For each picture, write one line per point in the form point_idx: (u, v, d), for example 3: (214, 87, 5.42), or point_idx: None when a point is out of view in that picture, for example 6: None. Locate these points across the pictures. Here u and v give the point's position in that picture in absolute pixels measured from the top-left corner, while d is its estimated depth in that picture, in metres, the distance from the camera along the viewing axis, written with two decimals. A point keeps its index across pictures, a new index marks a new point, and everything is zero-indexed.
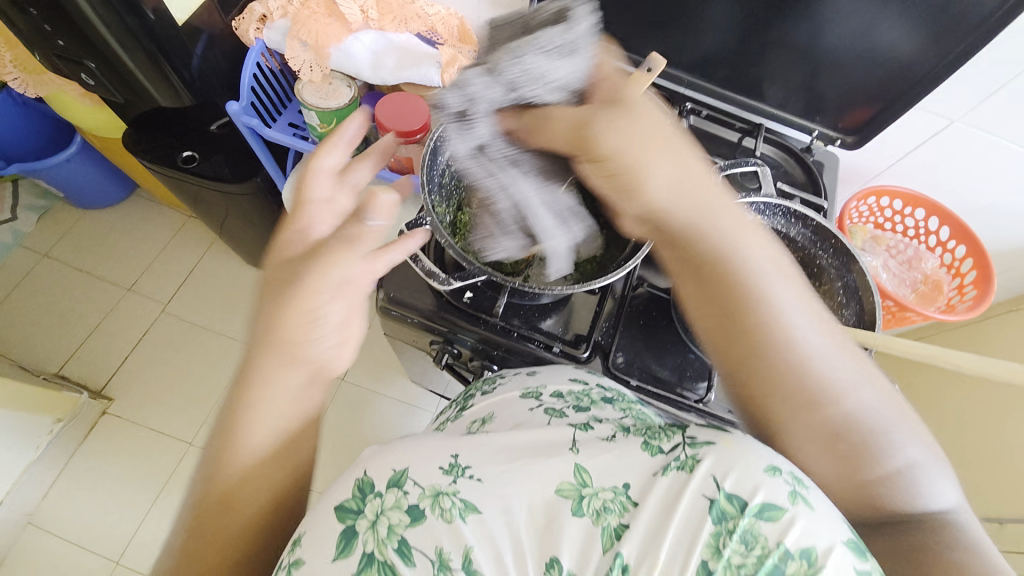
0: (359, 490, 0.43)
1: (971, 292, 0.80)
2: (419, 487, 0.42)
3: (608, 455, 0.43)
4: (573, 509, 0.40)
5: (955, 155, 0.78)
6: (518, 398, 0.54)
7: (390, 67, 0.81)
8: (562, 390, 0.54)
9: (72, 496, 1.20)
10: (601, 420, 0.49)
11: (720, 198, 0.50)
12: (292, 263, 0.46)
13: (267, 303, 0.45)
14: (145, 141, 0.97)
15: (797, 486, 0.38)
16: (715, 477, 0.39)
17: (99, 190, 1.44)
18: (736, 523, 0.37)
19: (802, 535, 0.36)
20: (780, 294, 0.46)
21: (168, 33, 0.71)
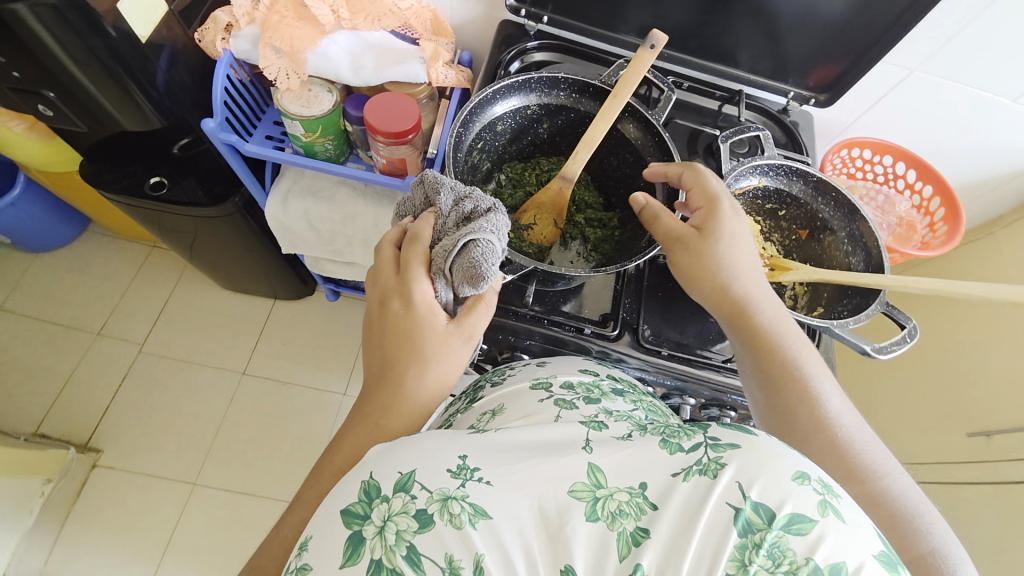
0: (365, 493, 0.37)
1: (942, 228, 0.87)
2: (427, 491, 0.36)
3: (622, 453, 0.37)
4: (587, 513, 0.35)
5: (915, 103, 0.84)
6: (527, 389, 0.52)
7: (372, 68, 0.78)
8: (572, 382, 0.52)
9: (74, 558, 1.12)
10: (612, 412, 0.46)
11: (754, 264, 0.53)
12: (409, 312, 0.47)
13: (394, 337, 0.47)
14: (106, 170, 0.90)
15: (826, 498, 0.33)
16: (742, 485, 0.34)
17: (50, 231, 1.34)
18: (763, 535, 0.33)
19: (834, 549, 0.31)
20: (816, 370, 0.48)
21: (132, 50, 0.67)
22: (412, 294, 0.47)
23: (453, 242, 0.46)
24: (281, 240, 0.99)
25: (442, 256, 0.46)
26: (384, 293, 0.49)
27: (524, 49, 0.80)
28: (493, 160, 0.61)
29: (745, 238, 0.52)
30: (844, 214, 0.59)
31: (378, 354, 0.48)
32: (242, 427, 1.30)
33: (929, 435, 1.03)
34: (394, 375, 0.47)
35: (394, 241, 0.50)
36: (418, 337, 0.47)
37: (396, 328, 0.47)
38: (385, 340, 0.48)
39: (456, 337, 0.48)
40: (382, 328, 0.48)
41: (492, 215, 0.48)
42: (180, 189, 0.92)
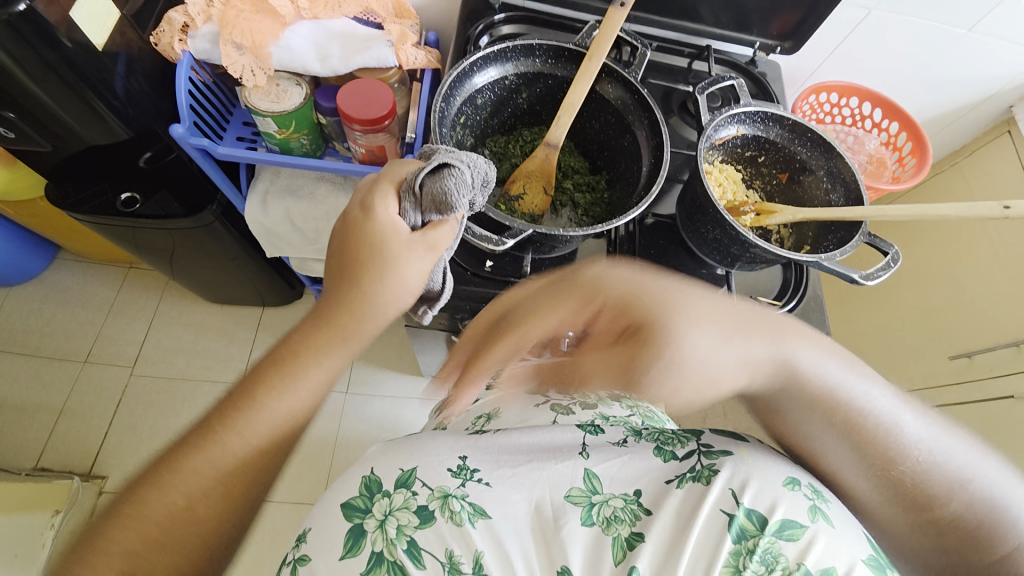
0: (365, 489, 0.42)
1: (910, 161, 0.90)
2: (427, 488, 0.41)
3: (618, 460, 0.44)
4: (583, 518, 0.41)
5: (877, 42, 0.86)
6: (526, 395, 0.57)
7: (339, 57, 0.77)
8: (568, 389, 0.58)
9: None
10: (608, 418, 0.52)
11: (756, 334, 0.45)
12: (365, 217, 0.47)
13: (346, 235, 0.47)
14: (72, 191, 0.87)
15: (813, 503, 0.40)
16: (734, 492, 0.41)
17: (19, 263, 1.29)
18: (757, 541, 0.38)
19: (823, 555, 0.37)
20: (857, 386, 0.44)
21: (90, 60, 0.65)
22: (374, 203, 0.48)
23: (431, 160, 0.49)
24: (264, 243, 0.97)
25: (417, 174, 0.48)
26: (351, 203, 0.49)
27: (491, 22, 0.79)
28: (475, 135, 0.61)
29: (733, 325, 0.45)
30: (820, 152, 0.61)
31: (337, 257, 0.48)
32: None
33: (915, 362, 1.08)
34: (352, 275, 0.47)
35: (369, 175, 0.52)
36: (377, 239, 0.47)
37: (354, 231, 0.47)
38: (342, 241, 0.48)
39: (407, 254, 0.48)
40: (342, 235, 0.48)
41: (467, 156, 0.52)
42: (154, 203, 0.89)
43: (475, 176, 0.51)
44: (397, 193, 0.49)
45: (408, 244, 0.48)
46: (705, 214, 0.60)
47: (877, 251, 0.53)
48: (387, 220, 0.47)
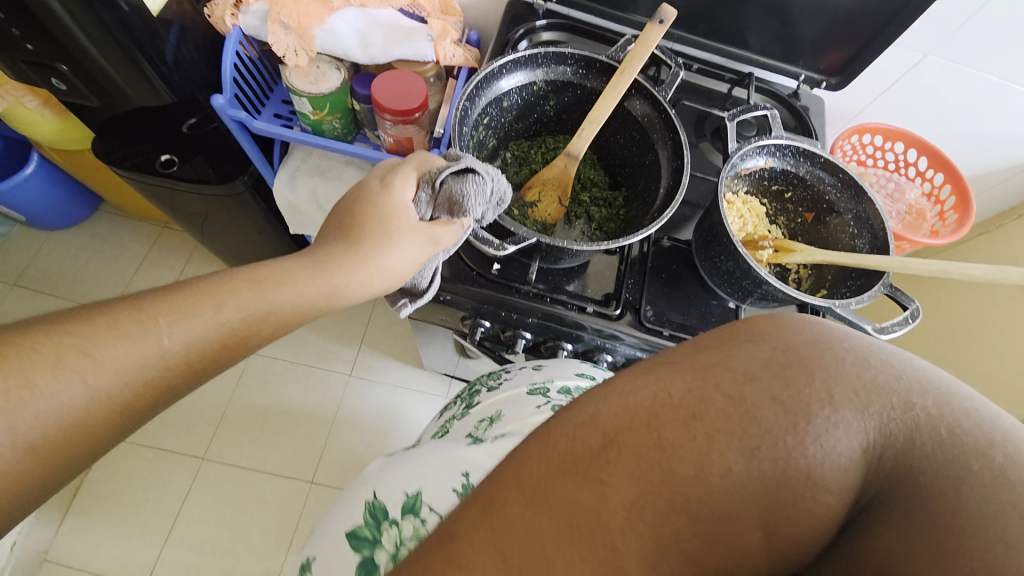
0: (371, 517, 0.48)
1: (952, 216, 0.86)
2: (433, 513, 0.46)
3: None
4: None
5: (929, 88, 0.83)
6: (526, 395, 0.56)
7: (379, 46, 0.78)
8: (570, 387, 0.57)
9: (86, 528, 1.15)
10: None
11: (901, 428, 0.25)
12: (380, 192, 0.49)
13: (359, 201, 0.48)
14: (117, 148, 0.91)
15: None
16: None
17: (63, 210, 1.36)
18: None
19: None
20: None
21: (144, 26, 0.68)
22: (395, 180, 0.50)
23: (455, 160, 0.50)
24: (289, 220, 1.00)
25: (438, 171, 0.50)
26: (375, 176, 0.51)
27: (532, 28, 0.80)
28: (498, 137, 0.62)
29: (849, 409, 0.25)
30: (851, 195, 0.59)
31: (341, 219, 0.48)
32: (249, 405, 1.32)
33: None
34: (356, 231, 0.46)
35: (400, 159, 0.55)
36: (388, 209, 0.48)
37: (368, 197, 0.48)
38: (354, 203, 0.48)
39: (412, 235, 0.48)
40: (356, 198, 0.49)
41: (490, 168, 0.53)
42: (189, 167, 0.93)
43: (493, 189, 0.52)
44: (419, 180, 0.51)
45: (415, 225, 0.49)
46: (719, 243, 0.59)
47: (896, 303, 0.51)
48: (401, 200, 0.49)
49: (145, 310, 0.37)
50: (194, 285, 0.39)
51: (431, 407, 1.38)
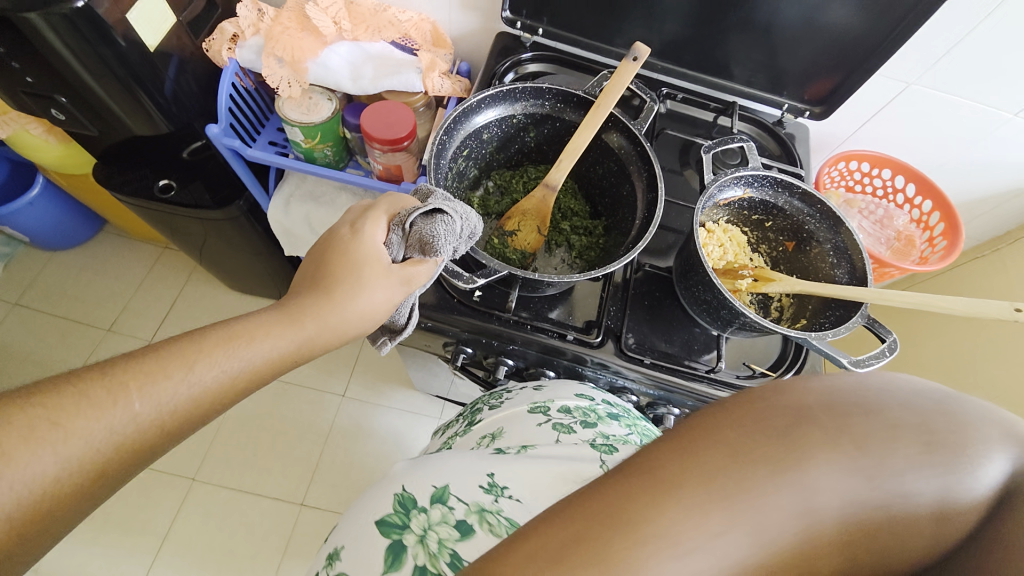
0: (400, 505, 0.43)
1: (941, 242, 0.86)
2: (463, 503, 0.42)
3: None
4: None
5: (913, 116, 0.83)
6: (527, 412, 0.55)
7: (370, 77, 0.81)
8: (569, 406, 0.55)
9: (72, 549, 1.15)
10: (609, 437, 0.50)
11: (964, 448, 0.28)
12: (349, 242, 0.49)
13: (331, 250, 0.49)
14: (117, 174, 0.94)
15: None
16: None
17: (67, 231, 1.39)
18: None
19: None
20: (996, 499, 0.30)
21: (141, 60, 0.70)
22: (365, 227, 0.49)
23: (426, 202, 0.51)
24: (284, 242, 1.01)
25: (409, 213, 0.50)
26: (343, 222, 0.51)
27: (519, 60, 0.82)
28: (479, 167, 0.63)
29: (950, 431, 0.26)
30: (829, 225, 0.59)
31: (313, 268, 0.48)
32: (243, 427, 1.32)
33: None
34: (326, 280, 0.46)
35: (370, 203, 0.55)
36: (358, 258, 0.48)
37: (339, 246, 0.48)
38: (325, 251, 0.48)
39: (383, 281, 0.48)
40: (327, 246, 0.49)
41: (459, 208, 0.53)
42: (187, 192, 0.95)
43: (462, 227, 0.52)
44: (389, 223, 0.51)
45: (385, 273, 0.48)
46: (697, 274, 0.59)
47: (873, 335, 0.50)
48: (373, 248, 0.49)
49: (119, 371, 0.37)
50: (170, 342, 0.39)
51: (424, 429, 1.36)
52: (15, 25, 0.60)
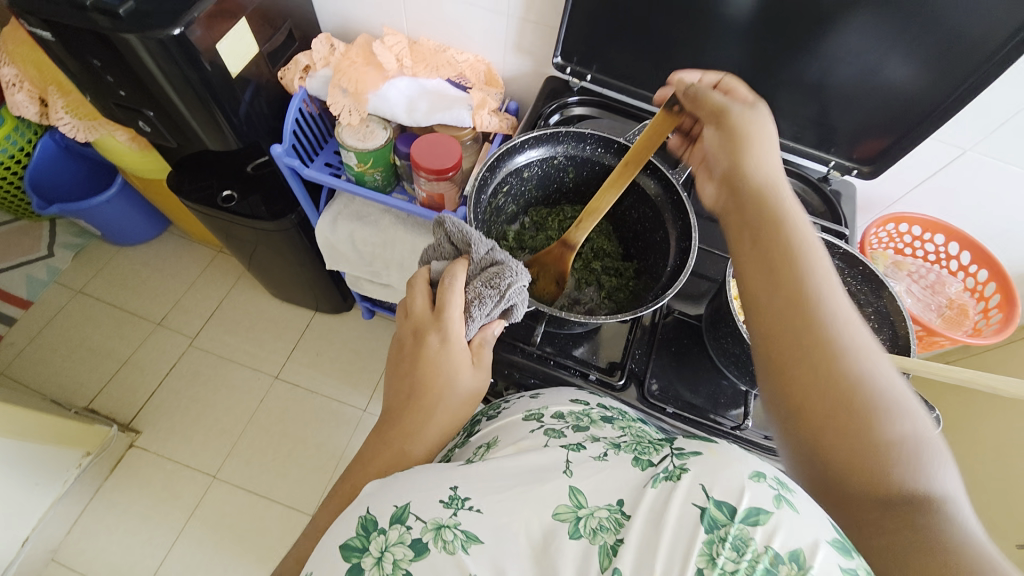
0: (362, 527, 0.38)
1: (996, 315, 0.81)
2: (421, 520, 0.37)
3: (600, 474, 0.39)
4: (571, 531, 0.35)
5: (971, 182, 0.80)
6: (521, 420, 0.51)
7: (423, 111, 0.86)
8: (563, 411, 0.52)
9: (97, 532, 1.20)
10: (599, 439, 0.45)
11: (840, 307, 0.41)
12: (434, 358, 0.48)
13: (418, 365, 0.49)
14: (187, 182, 1.03)
15: (781, 491, 0.34)
16: (704, 485, 0.35)
17: (135, 228, 1.51)
18: (728, 530, 0.32)
19: (790, 538, 0.31)
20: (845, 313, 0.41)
21: (222, 83, 0.78)
22: (449, 330, 0.48)
23: (494, 288, 0.48)
24: (326, 257, 1.06)
25: (479, 304, 0.49)
26: (417, 322, 0.50)
27: (565, 103, 0.86)
28: (517, 203, 0.65)
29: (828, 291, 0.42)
30: (871, 288, 0.57)
31: (406, 381, 0.49)
32: (266, 429, 1.36)
33: None
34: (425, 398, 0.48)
35: (426, 279, 0.52)
36: (449, 370, 0.48)
37: (430, 359, 0.48)
38: (417, 367, 0.49)
39: (470, 384, 0.49)
40: (416, 358, 0.49)
41: (520, 271, 0.50)
42: (246, 203, 1.03)
43: (512, 281, 0.50)
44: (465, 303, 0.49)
45: (470, 379, 0.49)
46: (726, 326, 0.59)
47: None
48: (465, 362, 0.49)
49: None
50: None
51: None
52: (114, 44, 0.68)
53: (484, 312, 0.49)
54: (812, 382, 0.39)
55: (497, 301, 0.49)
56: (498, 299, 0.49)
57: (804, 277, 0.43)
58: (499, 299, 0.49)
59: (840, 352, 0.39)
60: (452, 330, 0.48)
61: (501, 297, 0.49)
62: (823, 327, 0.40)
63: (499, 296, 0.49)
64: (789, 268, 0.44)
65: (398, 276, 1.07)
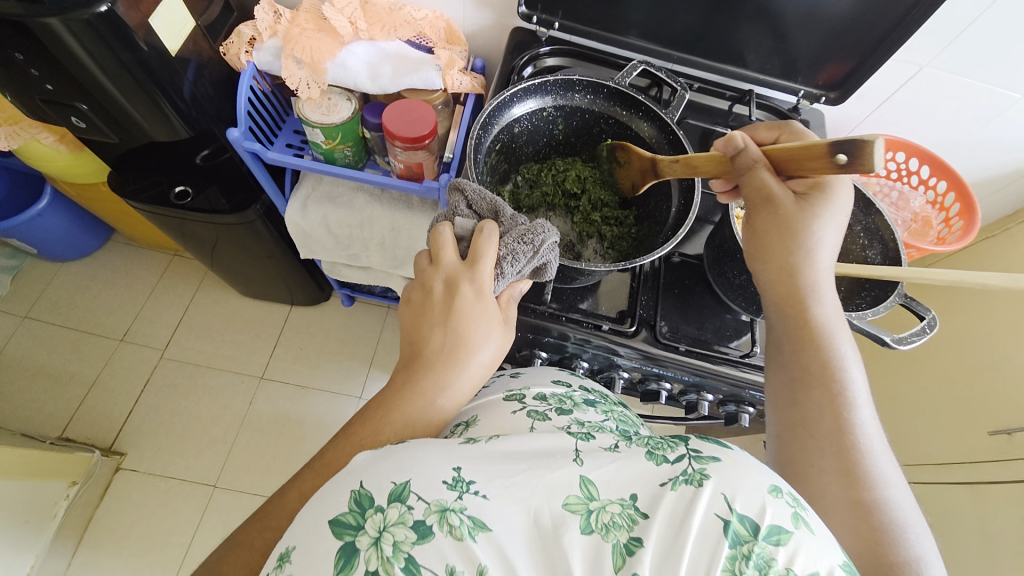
0: (356, 504, 0.36)
1: (957, 223, 0.87)
2: (424, 501, 0.36)
3: (611, 464, 0.39)
4: (582, 526, 0.36)
5: (926, 99, 0.84)
6: (502, 400, 0.53)
7: (389, 76, 0.81)
8: (545, 394, 0.54)
9: (98, 561, 1.15)
10: (584, 423, 0.48)
11: (853, 394, 0.48)
12: (472, 309, 0.45)
13: (450, 315, 0.45)
14: (132, 182, 0.94)
15: (797, 509, 0.36)
16: (727, 497, 0.36)
17: (76, 241, 1.38)
18: (750, 548, 0.34)
19: (807, 560, 0.34)
20: (857, 398, 0.48)
21: (162, 65, 0.70)
22: (484, 283, 0.46)
23: (528, 244, 0.48)
24: (299, 245, 1.01)
25: (512, 260, 0.47)
26: (447, 272, 0.47)
27: (537, 54, 0.82)
28: (510, 161, 0.64)
29: (845, 378, 0.48)
30: (859, 207, 0.60)
31: (435, 333, 0.45)
32: (260, 431, 1.32)
33: (948, 432, 1.00)
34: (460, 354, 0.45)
35: (454, 230, 0.48)
36: (483, 324, 0.46)
37: (463, 309, 0.45)
38: (450, 318, 0.45)
39: (501, 342, 0.47)
40: (447, 310, 0.45)
41: (550, 228, 0.50)
42: (203, 198, 0.95)
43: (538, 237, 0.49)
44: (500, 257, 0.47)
45: (500, 337, 0.47)
46: (733, 259, 0.62)
47: (912, 313, 0.51)
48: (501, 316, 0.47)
49: None
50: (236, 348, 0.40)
51: None
52: (33, 32, 0.60)
53: (521, 264, 0.48)
54: (814, 455, 0.46)
55: (529, 254, 0.48)
56: (534, 250, 0.48)
57: (826, 359, 0.49)
58: (530, 252, 0.48)
59: (846, 430, 0.46)
60: (488, 284, 0.46)
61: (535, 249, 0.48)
62: (836, 406, 0.47)
63: (532, 247, 0.48)
64: (814, 348, 0.50)
65: (380, 257, 1.03)
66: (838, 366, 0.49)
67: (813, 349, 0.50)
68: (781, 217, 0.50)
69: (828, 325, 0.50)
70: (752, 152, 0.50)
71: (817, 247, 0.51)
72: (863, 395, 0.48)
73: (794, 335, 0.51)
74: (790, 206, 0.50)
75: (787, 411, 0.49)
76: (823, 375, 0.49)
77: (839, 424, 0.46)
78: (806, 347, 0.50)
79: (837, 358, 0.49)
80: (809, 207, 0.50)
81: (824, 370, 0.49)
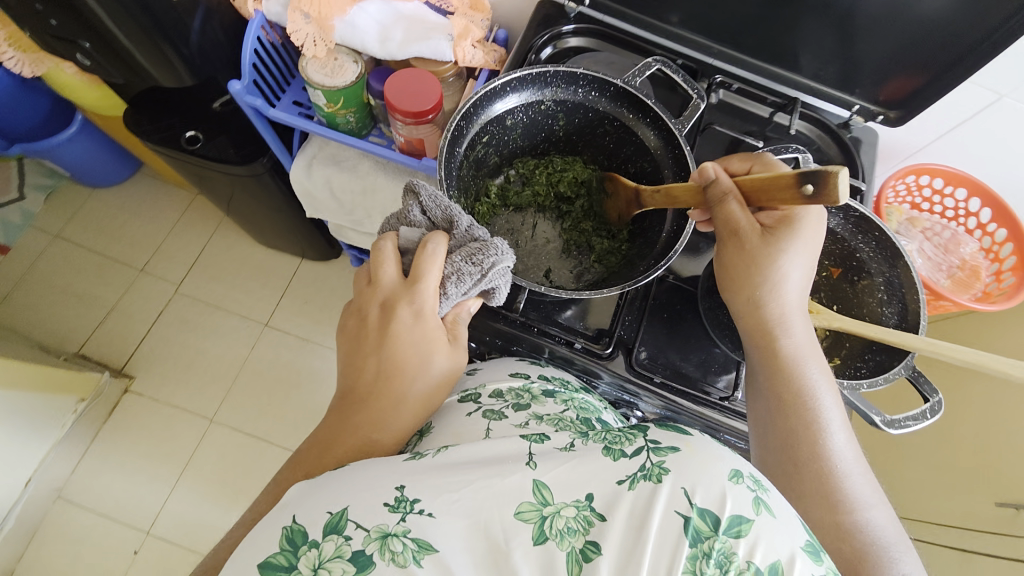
0: (288, 541, 0.34)
1: (1009, 279, 0.76)
2: (363, 529, 0.34)
3: (566, 464, 0.36)
4: (534, 536, 0.33)
5: (1000, 132, 0.73)
6: (457, 401, 0.51)
7: (398, 41, 0.76)
8: (502, 389, 0.51)
9: (100, 472, 1.24)
10: (542, 418, 0.46)
11: (825, 419, 0.45)
12: (409, 335, 0.44)
13: (384, 345, 0.44)
14: (146, 121, 0.94)
15: (758, 494, 0.33)
16: (687, 491, 0.33)
17: (106, 169, 1.42)
18: (713, 544, 0.31)
19: (769, 549, 0.31)
20: (831, 422, 0.45)
21: (165, 8, 0.68)
22: (424, 305, 0.44)
23: (475, 264, 0.44)
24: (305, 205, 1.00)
25: (456, 281, 0.44)
26: (385, 293, 0.45)
27: (559, 33, 0.75)
28: (500, 154, 0.59)
29: (818, 403, 0.45)
30: (885, 256, 0.56)
31: (370, 364, 0.45)
32: (257, 376, 1.36)
33: (954, 496, 0.92)
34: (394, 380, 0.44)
35: (396, 248, 0.46)
36: (422, 348, 0.44)
37: (399, 337, 0.44)
38: (386, 346, 0.44)
39: (444, 363, 0.46)
40: (383, 339, 0.44)
41: (504, 250, 0.46)
42: (212, 145, 0.94)
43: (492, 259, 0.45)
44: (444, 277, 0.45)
45: (444, 358, 0.46)
46: None
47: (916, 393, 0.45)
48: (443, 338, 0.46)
49: None
50: None
51: None
52: None
53: (468, 286, 0.45)
54: (784, 482, 0.43)
55: (478, 277, 0.45)
56: (483, 272, 0.44)
57: (799, 385, 0.45)
58: (479, 274, 0.44)
59: (818, 461, 0.43)
60: (428, 304, 0.44)
61: (484, 272, 0.45)
62: (809, 434, 0.44)
63: (481, 270, 0.44)
64: (787, 376, 0.46)
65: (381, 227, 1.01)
66: (810, 397, 0.45)
67: (784, 382, 0.46)
68: (750, 250, 0.46)
69: (797, 355, 0.46)
70: (721, 183, 0.47)
71: (789, 266, 0.47)
72: (835, 418, 0.45)
73: (766, 368, 0.47)
74: (756, 238, 0.46)
75: (761, 443, 0.46)
76: (791, 405, 0.45)
77: (812, 454, 0.43)
78: (778, 379, 0.46)
79: (811, 387, 0.45)
80: (775, 241, 0.46)
81: (793, 402, 0.45)
